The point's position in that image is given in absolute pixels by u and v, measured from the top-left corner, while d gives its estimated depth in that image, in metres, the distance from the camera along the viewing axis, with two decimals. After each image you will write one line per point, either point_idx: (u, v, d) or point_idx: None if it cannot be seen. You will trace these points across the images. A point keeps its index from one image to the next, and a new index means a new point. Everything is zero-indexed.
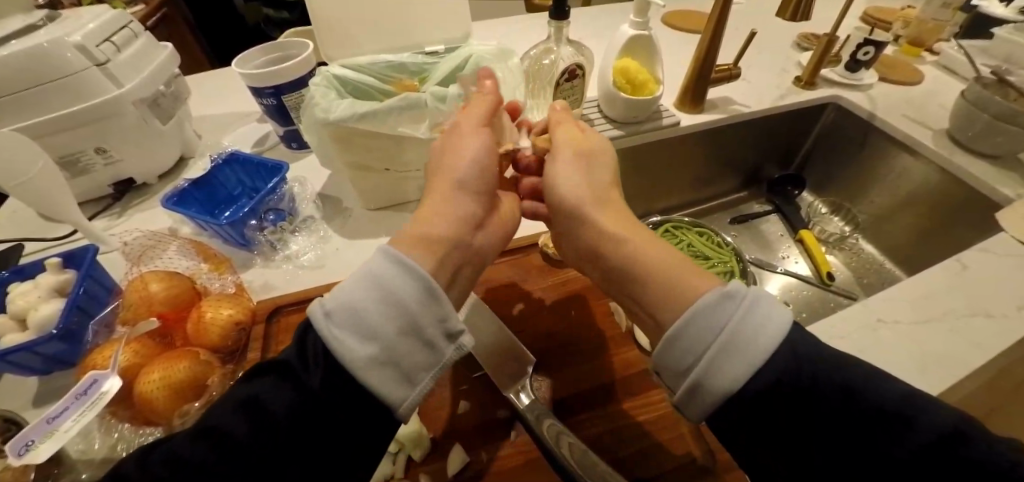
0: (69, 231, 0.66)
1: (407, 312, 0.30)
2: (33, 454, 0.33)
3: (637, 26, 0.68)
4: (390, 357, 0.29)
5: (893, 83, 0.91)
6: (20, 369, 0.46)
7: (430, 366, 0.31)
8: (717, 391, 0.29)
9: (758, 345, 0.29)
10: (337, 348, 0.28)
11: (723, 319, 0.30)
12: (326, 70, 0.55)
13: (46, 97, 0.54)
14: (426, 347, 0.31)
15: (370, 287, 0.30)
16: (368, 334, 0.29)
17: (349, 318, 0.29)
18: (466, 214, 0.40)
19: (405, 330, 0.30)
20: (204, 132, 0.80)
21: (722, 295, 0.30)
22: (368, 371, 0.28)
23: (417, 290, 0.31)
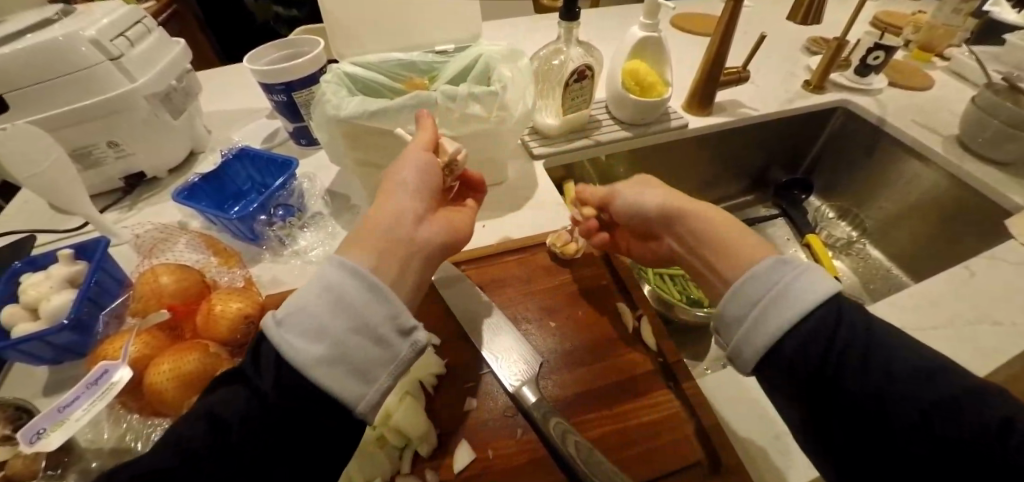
0: (80, 224, 0.67)
1: (354, 312, 0.31)
2: (44, 442, 0.34)
3: (647, 28, 0.68)
4: (341, 355, 0.30)
5: (903, 88, 0.90)
6: (31, 358, 0.47)
7: (385, 363, 0.31)
8: (763, 337, 0.34)
9: (806, 303, 0.33)
10: (285, 351, 0.29)
11: (777, 277, 0.35)
12: (337, 68, 0.56)
13: (61, 90, 0.55)
14: (379, 344, 0.31)
15: (318, 292, 0.31)
16: (317, 335, 0.30)
17: (297, 322, 0.30)
18: (405, 210, 0.39)
19: (356, 328, 0.31)
20: (214, 127, 0.81)
21: (780, 260, 0.36)
22: (319, 371, 0.29)
23: (363, 289, 0.32)
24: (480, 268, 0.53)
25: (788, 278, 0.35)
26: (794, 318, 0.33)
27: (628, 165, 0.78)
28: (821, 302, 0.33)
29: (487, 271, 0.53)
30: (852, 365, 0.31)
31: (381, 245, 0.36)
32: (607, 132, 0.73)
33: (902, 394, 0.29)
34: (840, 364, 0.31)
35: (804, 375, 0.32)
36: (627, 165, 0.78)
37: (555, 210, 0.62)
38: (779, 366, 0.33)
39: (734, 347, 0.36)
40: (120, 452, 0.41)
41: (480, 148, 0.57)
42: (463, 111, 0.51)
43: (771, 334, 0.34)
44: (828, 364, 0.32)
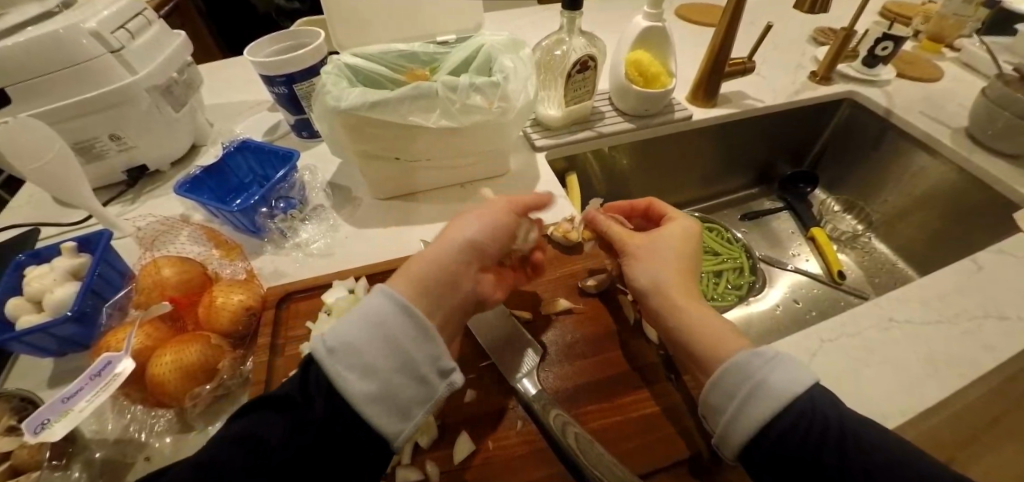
0: (83, 217, 0.67)
1: (399, 349, 0.31)
2: (48, 432, 0.34)
3: (650, 18, 0.67)
4: (387, 393, 0.30)
5: (911, 79, 0.89)
6: (35, 350, 0.47)
7: (424, 401, 0.31)
8: (742, 428, 0.32)
9: (783, 393, 0.31)
10: (338, 384, 0.29)
11: (754, 372, 0.32)
12: (337, 59, 0.55)
13: (63, 82, 0.55)
14: (420, 383, 0.31)
15: (367, 324, 0.31)
16: (367, 371, 0.30)
17: (346, 354, 0.30)
18: (471, 258, 0.38)
19: (401, 366, 0.31)
20: (216, 119, 0.81)
21: (754, 351, 0.34)
22: (363, 406, 0.29)
23: (411, 327, 0.31)
24: None
25: (761, 370, 0.32)
26: (773, 410, 0.31)
27: (630, 157, 0.77)
28: (799, 391, 0.31)
29: None
30: (825, 447, 0.30)
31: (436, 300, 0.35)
32: (610, 124, 0.72)
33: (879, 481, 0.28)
34: (820, 448, 0.30)
35: (787, 462, 0.30)
36: (631, 157, 0.77)
37: (557, 202, 0.61)
38: (761, 455, 0.31)
39: (721, 433, 0.33)
40: (123, 443, 0.41)
41: (479, 139, 0.57)
42: (464, 102, 0.50)
43: (751, 425, 0.31)
44: (806, 447, 0.30)
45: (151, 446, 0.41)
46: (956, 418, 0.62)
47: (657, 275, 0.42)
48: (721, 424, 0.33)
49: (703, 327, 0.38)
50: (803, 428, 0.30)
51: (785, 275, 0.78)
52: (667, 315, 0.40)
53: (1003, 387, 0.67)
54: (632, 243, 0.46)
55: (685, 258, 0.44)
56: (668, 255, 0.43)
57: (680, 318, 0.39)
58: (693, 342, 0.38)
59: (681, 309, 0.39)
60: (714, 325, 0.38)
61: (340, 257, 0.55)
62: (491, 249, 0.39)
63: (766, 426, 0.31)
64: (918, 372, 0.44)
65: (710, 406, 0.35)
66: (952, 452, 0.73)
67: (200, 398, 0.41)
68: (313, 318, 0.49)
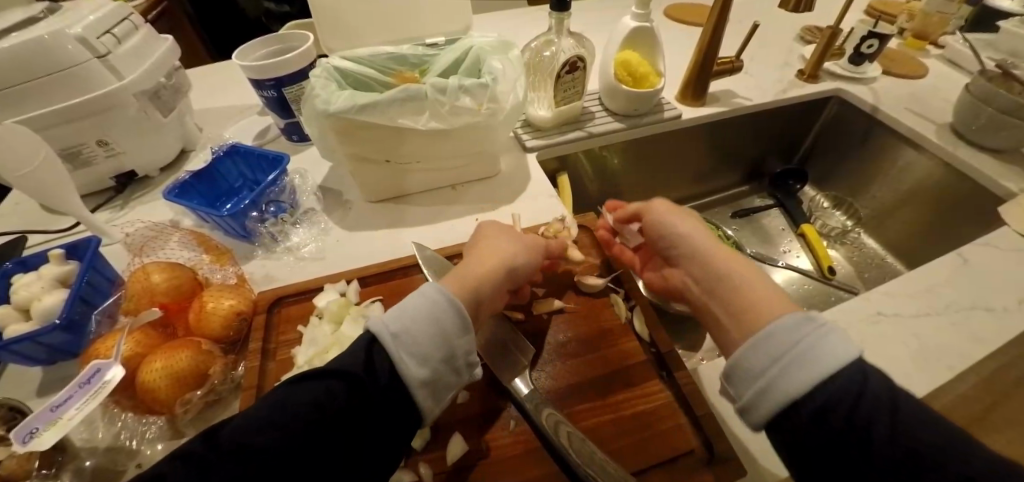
0: (71, 224, 0.66)
1: (449, 345, 0.34)
2: (37, 442, 0.34)
3: (638, 18, 0.67)
4: (435, 379, 0.33)
5: (896, 76, 0.90)
6: (23, 359, 0.46)
7: (456, 388, 0.35)
8: (774, 395, 0.28)
9: (829, 361, 0.27)
10: (398, 365, 0.32)
11: (802, 339, 0.29)
12: (325, 62, 0.55)
13: (48, 89, 0.54)
14: (457, 373, 0.35)
15: (428, 318, 0.34)
16: (422, 358, 0.33)
17: (410, 342, 0.33)
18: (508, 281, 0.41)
19: (447, 358, 0.34)
20: (205, 124, 0.80)
21: (805, 315, 0.30)
22: (416, 389, 0.32)
23: (459, 322, 0.34)
24: None
25: (809, 337, 0.29)
26: (814, 379, 0.27)
27: (621, 157, 0.77)
28: (848, 361, 0.27)
29: None
30: (868, 426, 0.26)
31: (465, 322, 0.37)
32: (601, 124, 0.73)
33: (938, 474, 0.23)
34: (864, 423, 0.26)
35: (824, 438, 0.27)
36: (622, 158, 0.77)
37: (549, 203, 0.61)
38: (789, 428, 0.28)
39: (747, 400, 0.30)
40: (114, 451, 0.41)
41: (470, 140, 0.57)
42: (454, 104, 0.50)
43: (786, 393, 0.28)
44: (845, 423, 0.26)
45: (143, 453, 0.40)
46: None
47: (692, 239, 0.40)
48: (751, 392, 0.30)
49: (750, 286, 0.34)
50: (847, 403, 0.26)
51: (776, 272, 0.79)
52: (711, 265, 0.37)
53: None
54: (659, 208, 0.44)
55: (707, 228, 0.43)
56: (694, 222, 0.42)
57: (720, 273, 0.37)
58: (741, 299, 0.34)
59: (720, 268, 0.37)
60: (759, 279, 0.35)
61: (331, 261, 0.55)
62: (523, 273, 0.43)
63: (801, 396, 0.28)
64: (905, 366, 0.44)
65: (737, 372, 0.31)
66: None
67: (192, 404, 0.40)
68: (304, 322, 0.48)
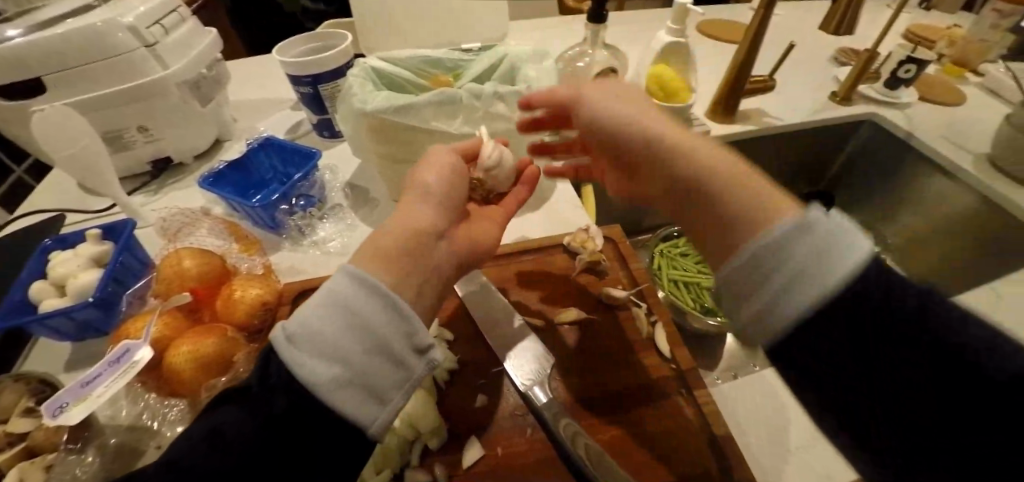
0: (107, 205, 0.69)
1: (374, 331, 0.28)
2: (67, 415, 0.35)
3: (673, 33, 0.67)
4: (357, 376, 0.26)
5: (934, 103, 0.88)
6: (55, 333, 0.48)
7: (402, 383, 0.28)
8: (774, 328, 0.24)
9: (846, 267, 0.23)
10: (295, 372, 0.25)
11: (795, 248, 0.24)
12: (363, 62, 0.56)
13: (96, 74, 0.56)
14: (397, 363, 0.28)
15: (333, 307, 0.27)
16: (333, 355, 0.26)
17: (311, 340, 0.26)
18: (424, 217, 0.37)
19: (373, 348, 0.27)
20: (240, 116, 0.83)
21: (801, 224, 0.25)
22: (333, 394, 0.25)
23: (381, 301, 0.28)
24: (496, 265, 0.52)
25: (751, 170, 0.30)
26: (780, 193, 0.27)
27: None
28: (869, 258, 0.23)
29: (512, 273, 0.51)
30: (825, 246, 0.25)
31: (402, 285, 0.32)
32: None
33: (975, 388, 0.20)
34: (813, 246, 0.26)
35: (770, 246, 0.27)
36: None
37: (574, 212, 0.61)
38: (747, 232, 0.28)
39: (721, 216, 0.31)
40: (138, 431, 0.42)
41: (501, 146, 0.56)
42: (487, 110, 0.51)
43: (797, 307, 0.23)
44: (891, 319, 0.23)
45: (163, 435, 0.42)
46: None
47: (629, 114, 0.38)
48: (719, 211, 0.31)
49: (707, 156, 0.32)
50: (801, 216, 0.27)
51: None
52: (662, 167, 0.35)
53: None
54: (594, 91, 0.41)
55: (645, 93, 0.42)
56: (630, 101, 0.39)
57: (670, 149, 0.34)
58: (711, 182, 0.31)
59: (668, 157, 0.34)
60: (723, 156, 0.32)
61: None
62: (446, 201, 0.40)
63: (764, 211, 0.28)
64: None
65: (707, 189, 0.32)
66: None
67: (216, 390, 0.41)
68: None
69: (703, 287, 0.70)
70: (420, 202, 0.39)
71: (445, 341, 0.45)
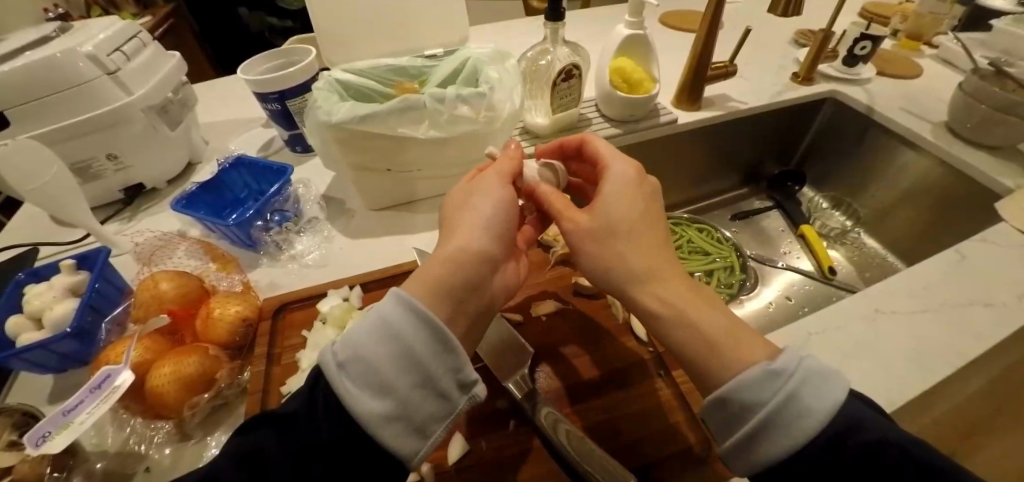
0: (81, 236, 0.68)
1: (419, 366, 0.29)
2: (49, 445, 0.35)
3: (632, 26, 0.69)
4: (405, 412, 0.28)
5: (891, 77, 0.91)
6: (35, 367, 0.47)
7: (443, 416, 0.30)
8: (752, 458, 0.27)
9: (814, 418, 0.26)
10: (349, 404, 0.27)
11: (766, 393, 0.27)
12: (328, 75, 0.57)
13: (58, 104, 0.56)
14: (443, 399, 0.30)
15: (383, 339, 0.29)
16: (380, 389, 0.28)
17: (362, 371, 0.28)
18: (487, 255, 0.37)
19: (418, 382, 0.29)
20: (211, 137, 0.82)
21: (769, 370, 0.27)
22: (380, 426, 0.28)
23: (432, 340, 0.30)
24: None
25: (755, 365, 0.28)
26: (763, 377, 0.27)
27: None
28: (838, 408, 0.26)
29: None
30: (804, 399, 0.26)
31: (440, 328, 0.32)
32: (598, 130, 0.74)
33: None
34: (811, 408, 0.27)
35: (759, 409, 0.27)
36: None
37: None
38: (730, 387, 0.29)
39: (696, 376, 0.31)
40: (124, 455, 0.41)
41: (467, 147, 0.57)
42: (452, 113, 0.52)
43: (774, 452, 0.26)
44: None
45: (151, 457, 0.41)
46: (955, 408, 0.63)
47: (618, 266, 0.36)
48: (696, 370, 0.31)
49: (697, 316, 0.32)
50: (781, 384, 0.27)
51: (778, 273, 0.79)
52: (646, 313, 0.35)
53: (1006, 378, 0.68)
54: (587, 244, 0.38)
55: (653, 224, 0.38)
56: (627, 239, 0.37)
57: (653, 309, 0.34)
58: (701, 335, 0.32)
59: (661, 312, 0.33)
60: (709, 314, 0.32)
61: (334, 268, 0.56)
62: (504, 236, 0.39)
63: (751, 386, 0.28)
64: (905, 363, 0.45)
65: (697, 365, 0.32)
66: (955, 445, 0.75)
67: (199, 407, 0.41)
68: (308, 327, 0.50)
69: None
70: (483, 235, 0.37)
71: None
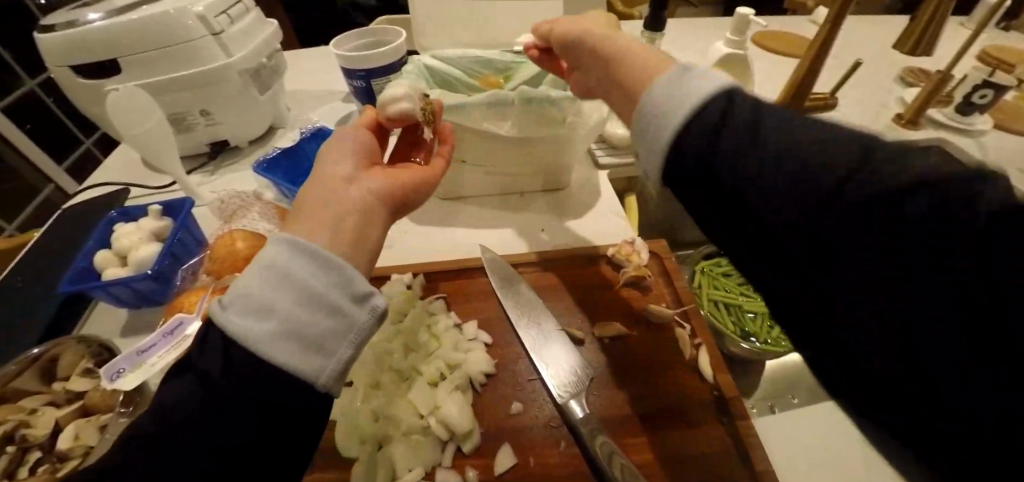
0: (167, 182, 0.73)
1: (304, 283, 0.25)
2: (123, 381, 0.37)
3: (732, 44, 0.65)
4: (298, 332, 0.24)
5: (1010, 132, 0.82)
6: (116, 300, 0.51)
7: (344, 332, 0.26)
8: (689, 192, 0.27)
9: (700, 92, 0.26)
10: (227, 335, 0.23)
11: (671, 88, 0.28)
12: (417, 59, 0.58)
13: (166, 59, 0.59)
14: (338, 313, 0.26)
15: (261, 266, 0.26)
16: (261, 312, 0.24)
17: (240, 301, 0.24)
18: (341, 171, 0.33)
19: (307, 299, 0.25)
20: (293, 105, 0.86)
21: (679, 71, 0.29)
22: (266, 350, 0.23)
23: (313, 254, 0.26)
24: (537, 272, 0.51)
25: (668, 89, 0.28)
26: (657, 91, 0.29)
27: None
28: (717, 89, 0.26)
29: (557, 277, 0.51)
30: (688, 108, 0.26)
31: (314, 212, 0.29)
32: None
33: (916, 316, 0.17)
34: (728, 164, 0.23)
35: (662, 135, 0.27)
36: None
37: (618, 223, 0.58)
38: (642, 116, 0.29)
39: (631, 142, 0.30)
40: None
41: (544, 150, 0.56)
42: (538, 113, 0.51)
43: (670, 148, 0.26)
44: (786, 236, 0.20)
45: None
46: None
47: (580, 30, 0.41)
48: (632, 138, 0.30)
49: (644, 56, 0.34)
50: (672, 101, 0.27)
51: None
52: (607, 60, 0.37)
53: None
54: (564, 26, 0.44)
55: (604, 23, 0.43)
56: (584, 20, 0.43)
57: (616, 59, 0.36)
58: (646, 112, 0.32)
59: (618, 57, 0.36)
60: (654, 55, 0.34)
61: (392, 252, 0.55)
62: (355, 154, 0.36)
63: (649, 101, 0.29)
64: None
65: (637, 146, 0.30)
66: None
67: None
68: None
69: (742, 310, 0.64)
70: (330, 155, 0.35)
71: (480, 343, 0.45)
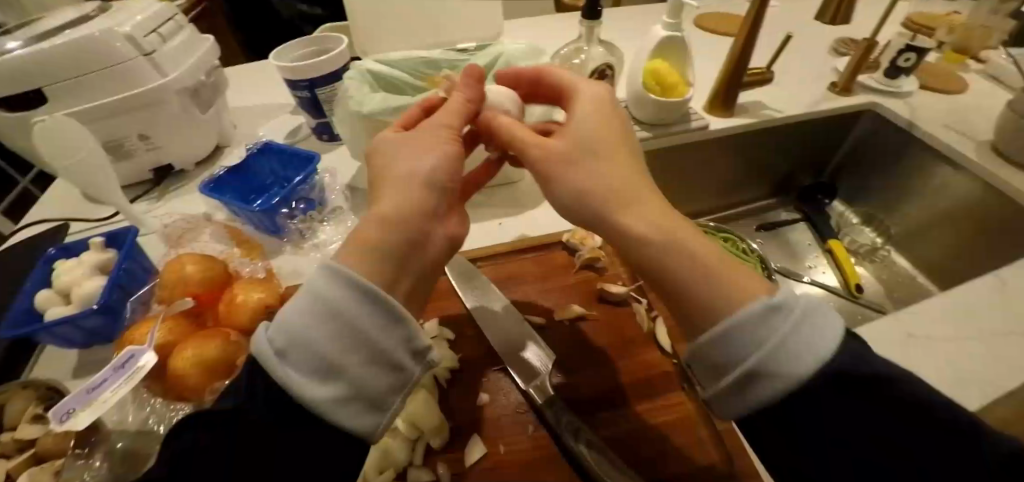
0: (111, 213, 0.69)
1: (366, 340, 0.26)
2: (74, 420, 0.35)
3: (669, 27, 0.67)
4: (359, 391, 0.25)
5: (933, 92, 0.87)
6: (60, 340, 0.48)
7: (399, 388, 0.27)
8: (750, 401, 0.25)
9: (816, 354, 0.25)
10: (290, 390, 0.24)
11: (771, 329, 0.25)
12: (360, 65, 0.57)
13: (96, 84, 0.57)
14: (397, 370, 0.27)
15: (320, 314, 0.25)
16: (325, 369, 0.24)
17: (302, 353, 0.24)
18: (434, 209, 0.32)
19: (370, 355, 0.26)
20: (240, 122, 0.83)
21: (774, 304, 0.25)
22: (330, 410, 0.24)
23: (378, 309, 0.26)
24: (496, 265, 0.52)
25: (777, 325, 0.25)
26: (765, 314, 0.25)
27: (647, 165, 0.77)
28: (829, 349, 0.25)
29: (514, 269, 0.51)
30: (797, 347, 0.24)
31: (388, 253, 0.28)
32: None
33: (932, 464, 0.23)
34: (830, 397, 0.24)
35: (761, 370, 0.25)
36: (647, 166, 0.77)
37: None
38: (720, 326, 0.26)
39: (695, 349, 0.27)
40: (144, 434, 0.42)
41: None
42: None
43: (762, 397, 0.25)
44: (850, 384, 0.24)
45: None
46: None
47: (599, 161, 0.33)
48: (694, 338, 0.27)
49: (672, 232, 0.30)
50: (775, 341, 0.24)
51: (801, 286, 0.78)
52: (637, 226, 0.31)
53: None
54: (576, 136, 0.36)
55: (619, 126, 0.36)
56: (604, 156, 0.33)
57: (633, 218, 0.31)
58: (720, 337, 0.26)
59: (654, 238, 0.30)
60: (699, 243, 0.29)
61: None
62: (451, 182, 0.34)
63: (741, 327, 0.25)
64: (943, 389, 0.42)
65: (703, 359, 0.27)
66: None
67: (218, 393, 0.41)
68: None
69: None
70: (424, 182, 0.32)
71: (446, 340, 0.45)
